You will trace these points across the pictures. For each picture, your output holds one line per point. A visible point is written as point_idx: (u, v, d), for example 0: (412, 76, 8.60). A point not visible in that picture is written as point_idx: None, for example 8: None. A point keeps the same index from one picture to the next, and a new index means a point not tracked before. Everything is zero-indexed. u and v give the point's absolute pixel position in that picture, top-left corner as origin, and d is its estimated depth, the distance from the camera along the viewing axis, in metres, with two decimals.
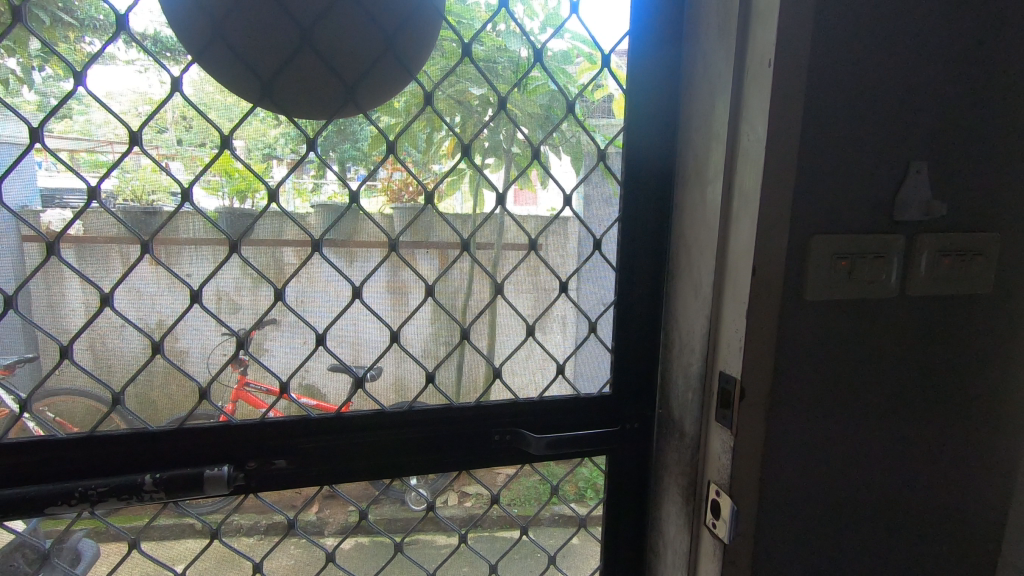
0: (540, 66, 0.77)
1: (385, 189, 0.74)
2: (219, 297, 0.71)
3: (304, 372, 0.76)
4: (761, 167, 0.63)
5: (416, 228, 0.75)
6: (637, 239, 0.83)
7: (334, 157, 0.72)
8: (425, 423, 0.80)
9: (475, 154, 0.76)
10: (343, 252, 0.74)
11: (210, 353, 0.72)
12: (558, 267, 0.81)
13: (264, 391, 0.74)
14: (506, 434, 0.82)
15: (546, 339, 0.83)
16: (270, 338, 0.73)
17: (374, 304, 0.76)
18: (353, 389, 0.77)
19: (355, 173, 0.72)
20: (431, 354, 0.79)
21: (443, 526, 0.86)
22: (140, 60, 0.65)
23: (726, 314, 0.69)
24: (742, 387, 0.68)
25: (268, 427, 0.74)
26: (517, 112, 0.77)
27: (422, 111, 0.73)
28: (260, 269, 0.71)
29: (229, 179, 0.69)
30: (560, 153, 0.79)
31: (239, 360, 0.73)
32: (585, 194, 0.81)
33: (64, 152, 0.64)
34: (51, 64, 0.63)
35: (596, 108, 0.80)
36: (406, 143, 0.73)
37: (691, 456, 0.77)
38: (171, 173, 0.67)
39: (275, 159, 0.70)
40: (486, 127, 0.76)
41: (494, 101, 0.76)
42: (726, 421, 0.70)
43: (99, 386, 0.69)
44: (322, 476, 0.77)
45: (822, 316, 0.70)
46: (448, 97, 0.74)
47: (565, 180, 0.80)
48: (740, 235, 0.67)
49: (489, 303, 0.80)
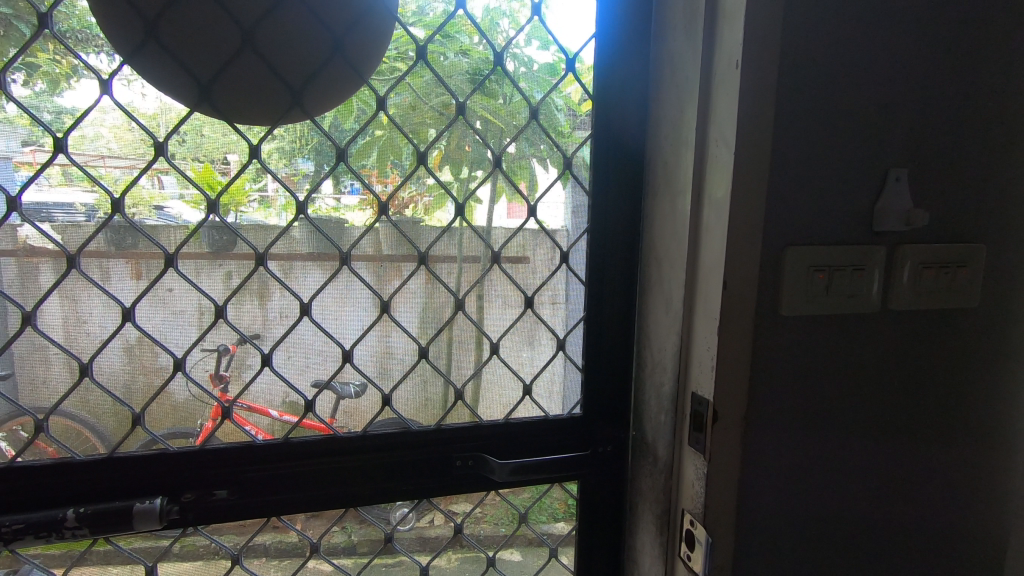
0: (529, 78, 0.73)
1: (372, 202, 0.70)
2: (202, 313, 0.67)
3: (286, 390, 0.71)
4: (729, 173, 0.59)
5: (402, 239, 0.72)
6: (608, 253, 0.78)
7: (329, 170, 0.68)
8: (383, 449, 0.75)
9: (462, 166, 0.72)
10: (288, 267, 0.69)
11: (191, 368, 0.68)
12: (525, 283, 0.77)
13: (245, 407, 0.70)
14: (468, 460, 0.77)
15: (512, 358, 0.78)
16: (253, 353, 0.69)
17: (329, 322, 0.71)
18: (337, 405, 0.73)
19: (350, 186, 0.69)
20: (390, 375, 0.74)
21: (415, 551, 0.80)
22: (138, 80, 0.62)
23: (698, 329, 0.65)
24: (715, 409, 0.63)
25: (207, 455, 0.69)
26: (491, 124, 0.73)
27: (403, 126, 0.70)
28: (243, 285, 0.68)
29: (213, 192, 0.65)
30: (547, 165, 0.76)
31: (219, 376, 0.69)
32: (568, 205, 0.77)
33: (54, 167, 0.61)
34: (38, 77, 0.60)
35: (580, 122, 0.76)
36: (390, 155, 0.70)
37: (665, 482, 0.72)
38: (151, 181, 0.64)
39: (269, 175, 0.67)
40: (473, 138, 0.72)
41: (459, 110, 0.71)
42: (699, 446, 0.65)
43: (77, 410, 0.65)
44: (270, 507, 0.71)
45: (799, 332, 0.65)
46: (432, 108, 0.71)
47: (548, 192, 0.76)
48: (711, 246, 0.62)
49: (449, 321, 0.75)
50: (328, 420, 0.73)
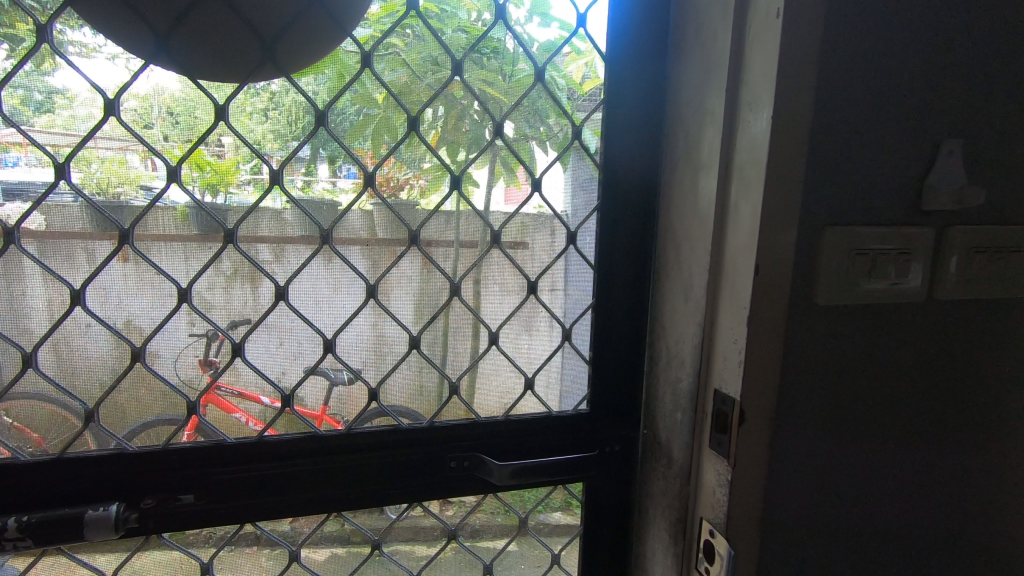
0: (529, 57, 0.65)
1: (358, 185, 0.62)
2: (182, 300, 0.60)
3: (282, 370, 0.64)
4: (765, 141, 0.52)
5: (399, 224, 0.64)
6: (620, 236, 0.71)
7: (324, 154, 0.61)
8: (370, 448, 0.68)
9: (458, 148, 0.65)
10: (264, 246, 0.61)
11: (180, 353, 0.61)
12: (527, 266, 0.69)
13: (235, 394, 0.63)
14: (464, 461, 0.70)
15: (513, 349, 0.71)
16: (245, 338, 0.62)
17: (309, 308, 0.63)
18: (331, 390, 0.66)
19: (346, 171, 0.62)
20: (379, 368, 0.67)
21: (406, 539, 0.73)
22: (123, 57, 0.55)
23: (723, 320, 0.58)
24: (742, 410, 0.56)
25: (172, 455, 0.61)
26: (493, 100, 0.65)
27: (401, 105, 0.62)
28: (232, 267, 0.61)
29: (201, 172, 0.58)
30: (547, 147, 0.68)
31: (209, 361, 0.62)
32: (570, 184, 0.69)
33: (44, 147, 0.55)
34: (23, 53, 0.53)
35: (583, 102, 0.68)
36: (382, 133, 0.62)
37: (681, 488, 0.65)
38: (144, 163, 0.57)
39: (263, 158, 0.60)
40: (471, 118, 0.65)
41: (453, 82, 0.64)
42: (722, 449, 0.59)
43: (62, 395, 0.59)
44: (242, 512, 0.64)
45: (836, 323, 0.58)
46: (431, 86, 0.63)
47: (549, 169, 0.68)
48: (741, 225, 0.55)
49: (444, 308, 0.67)
50: (321, 407, 0.66)
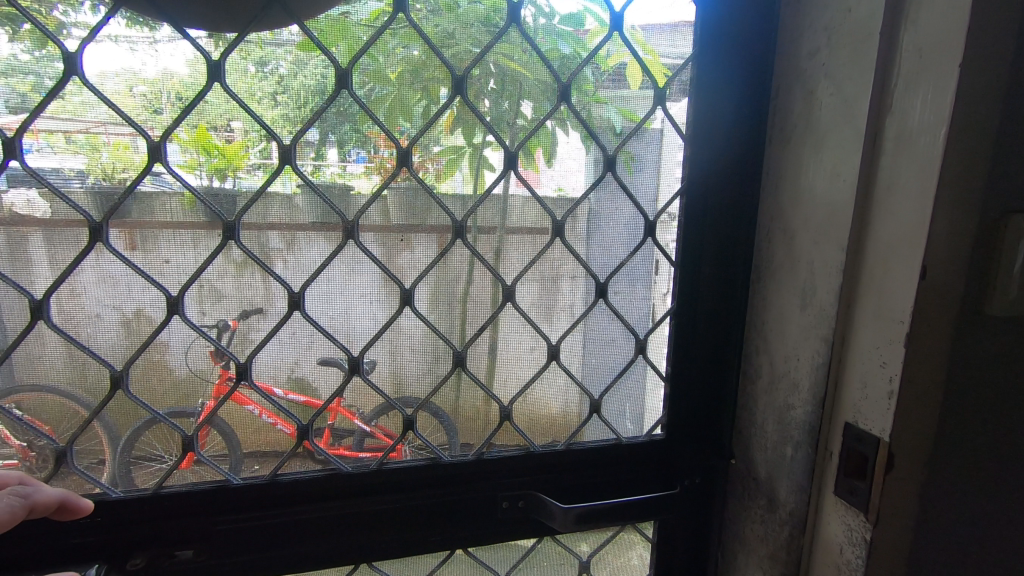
0: (546, 32, 0.51)
1: (376, 167, 0.50)
2: (170, 310, 0.48)
3: (294, 362, 0.52)
4: (947, 98, 0.38)
5: (411, 207, 0.51)
6: (705, 230, 0.57)
7: (332, 138, 0.49)
8: (406, 488, 0.56)
9: (476, 128, 0.51)
10: (273, 242, 0.49)
11: (189, 346, 0.49)
12: (597, 266, 0.57)
13: (248, 386, 0.51)
14: (518, 501, 0.59)
15: (577, 366, 0.59)
16: (258, 328, 0.50)
17: (331, 318, 0.51)
18: (345, 383, 0.53)
19: (354, 156, 0.49)
20: (415, 391, 0.55)
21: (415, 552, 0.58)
22: (125, 35, 0.44)
23: (863, 336, 0.45)
24: (890, 453, 0.44)
25: (165, 501, 0.51)
26: (541, 67, 0.52)
27: (434, 69, 0.49)
28: (247, 248, 0.49)
29: (209, 156, 0.46)
30: (567, 128, 0.53)
31: (220, 352, 0.50)
32: (625, 169, 0.55)
33: (55, 134, 0.44)
34: (24, 35, 0.42)
35: (606, 80, 0.53)
36: (396, 113, 0.49)
37: (788, 539, 0.53)
38: (135, 144, 0.45)
39: (274, 142, 0.47)
40: (487, 94, 0.51)
41: (470, 59, 0.50)
42: (856, 499, 0.46)
43: (75, 390, 0.48)
44: (254, 568, 0.53)
45: (1016, 339, 0.44)
46: (444, 61, 0.50)
47: (568, 161, 0.54)
48: (896, 213, 0.42)
49: (494, 317, 0.55)
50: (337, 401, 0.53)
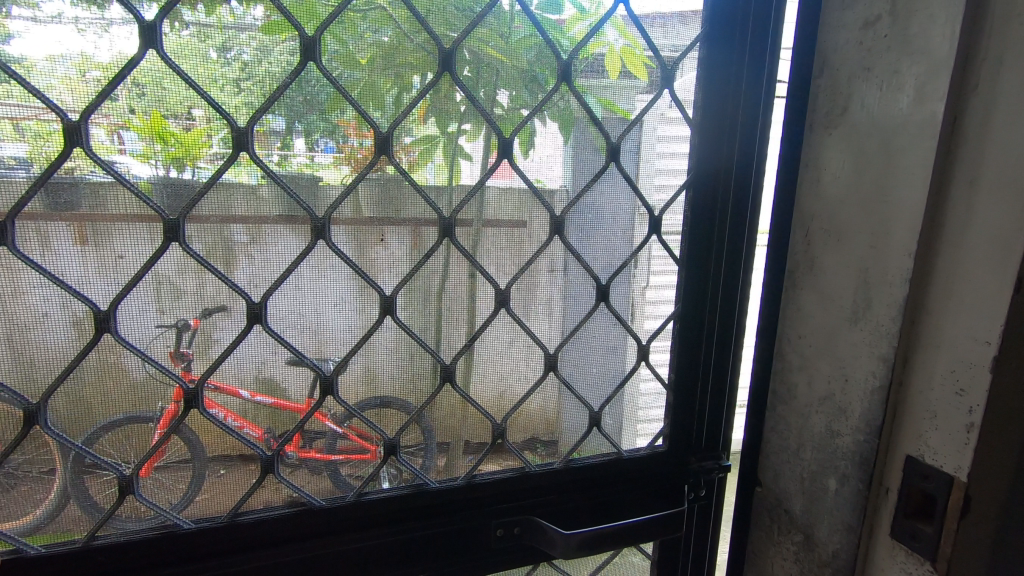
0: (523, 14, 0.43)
1: (348, 157, 0.41)
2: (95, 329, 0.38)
3: (262, 361, 0.42)
4: None
5: (387, 197, 0.42)
6: (712, 229, 0.51)
7: (294, 125, 0.39)
8: (387, 522, 0.48)
9: (449, 119, 0.43)
10: (223, 242, 0.40)
11: (149, 345, 0.40)
12: (599, 265, 0.49)
13: (213, 388, 0.41)
14: (513, 528, 0.51)
15: (578, 378, 0.52)
16: (221, 327, 0.41)
17: (297, 331, 0.43)
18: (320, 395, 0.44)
19: (321, 146, 0.40)
20: (399, 413, 0.47)
21: None
22: (73, 14, 0.35)
23: (933, 356, 0.38)
24: (967, 495, 0.37)
25: (97, 558, 0.41)
26: (535, 45, 0.43)
27: (415, 44, 0.41)
28: (202, 254, 0.39)
29: (166, 144, 0.37)
30: (545, 120, 0.45)
31: (180, 353, 0.40)
32: (632, 161, 0.48)
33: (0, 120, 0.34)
34: None
35: (584, 70, 0.45)
36: (369, 100, 0.40)
37: None
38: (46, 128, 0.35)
39: (220, 131, 0.38)
40: (461, 83, 0.42)
41: (457, 31, 0.42)
42: (922, 546, 0.40)
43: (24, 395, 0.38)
44: None
45: None
46: (412, 42, 0.41)
47: (550, 160, 0.46)
48: (983, 215, 0.35)
49: (489, 325, 0.47)
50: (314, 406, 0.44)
